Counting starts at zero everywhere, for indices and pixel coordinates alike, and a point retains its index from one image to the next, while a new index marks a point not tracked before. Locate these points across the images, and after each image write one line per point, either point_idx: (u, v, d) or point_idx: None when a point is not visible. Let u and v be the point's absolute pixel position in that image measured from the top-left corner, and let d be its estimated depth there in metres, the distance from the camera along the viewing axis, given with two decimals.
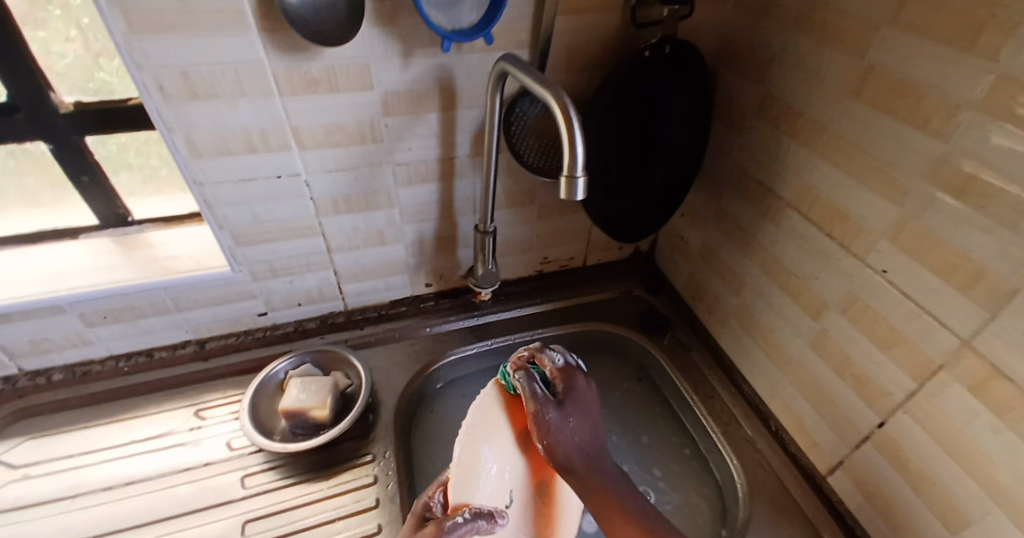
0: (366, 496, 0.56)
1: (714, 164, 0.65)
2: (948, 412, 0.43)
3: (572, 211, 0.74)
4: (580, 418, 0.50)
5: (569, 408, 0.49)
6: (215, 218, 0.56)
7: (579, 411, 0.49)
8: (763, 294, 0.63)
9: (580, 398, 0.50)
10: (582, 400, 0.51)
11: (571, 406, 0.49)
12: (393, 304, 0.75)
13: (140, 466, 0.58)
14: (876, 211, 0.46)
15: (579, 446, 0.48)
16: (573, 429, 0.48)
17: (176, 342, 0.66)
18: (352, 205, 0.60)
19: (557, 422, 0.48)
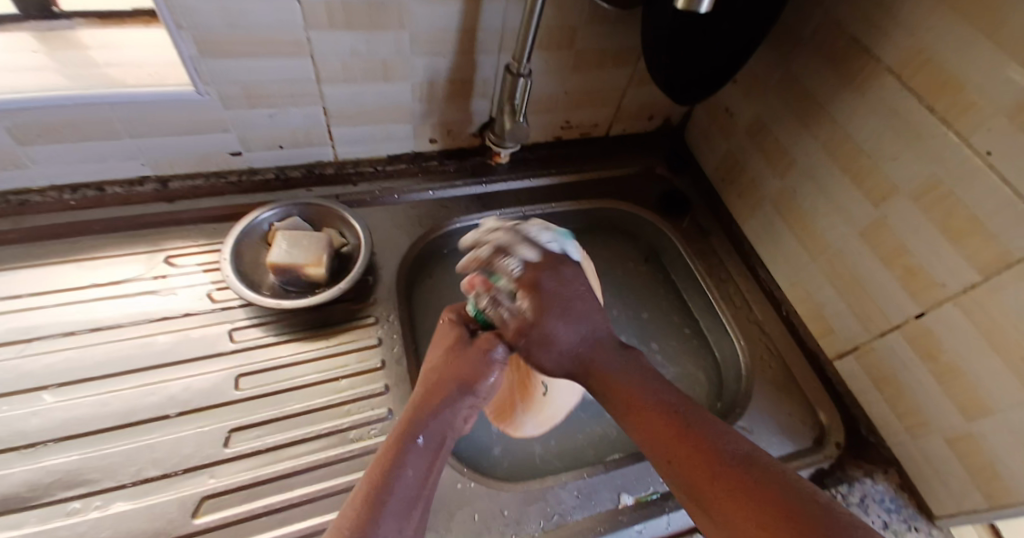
0: (372, 357, 0.52)
1: (797, 17, 0.54)
2: (1008, 310, 0.40)
3: (610, 64, 0.62)
4: (564, 319, 0.41)
5: (550, 299, 0.41)
6: (172, 12, 0.42)
7: (561, 303, 0.41)
8: (815, 177, 0.56)
9: (562, 282, 0.42)
10: (573, 288, 0.42)
11: (564, 287, 0.42)
12: (392, 159, 0.65)
13: (104, 313, 0.51)
14: (1003, 77, 0.37)
15: (565, 353, 0.41)
16: (558, 340, 0.41)
17: (132, 177, 0.56)
18: (352, 18, 0.47)
19: (534, 336, 0.41)
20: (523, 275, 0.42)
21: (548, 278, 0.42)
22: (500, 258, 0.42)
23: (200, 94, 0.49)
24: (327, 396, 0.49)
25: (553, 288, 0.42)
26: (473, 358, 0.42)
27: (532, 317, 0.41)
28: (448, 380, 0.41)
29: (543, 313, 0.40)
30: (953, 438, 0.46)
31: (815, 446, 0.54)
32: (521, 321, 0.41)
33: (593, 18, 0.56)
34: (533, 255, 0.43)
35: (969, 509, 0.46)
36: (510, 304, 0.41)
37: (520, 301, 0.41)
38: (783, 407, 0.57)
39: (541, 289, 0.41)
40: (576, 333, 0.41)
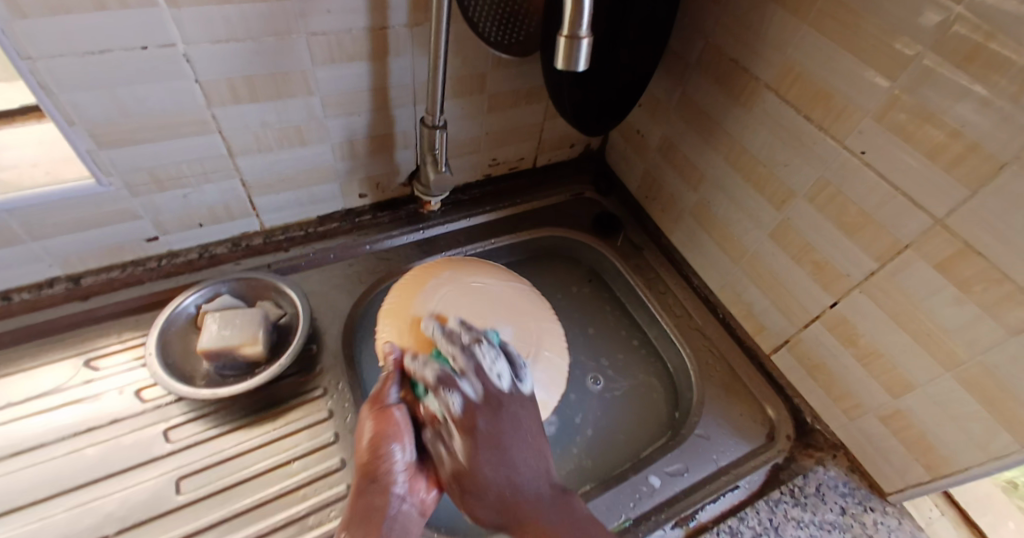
0: (323, 431, 0.51)
1: (685, 43, 0.58)
2: (909, 291, 0.44)
3: (525, 102, 0.65)
4: (523, 452, 0.41)
5: (505, 436, 0.40)
6: (59, 109, 0.41)
7: (495, 443, 0.40)
8: (724, 187, 0.60)
9: (532, 421, 0.42)
10: (518, 423, 0.41)
11: (495, 429, 0.40)
12: (321, 220, 0.64)
13: (24, 433, 0.47)
14: (864, 87, 0.42)
15: (512, 492, 0.39)
16: (517, 473, 0.40)
17: (39, 281, 0.52)
18: (257, 91, 0.47)
19: (484, 446, 0.39)
20: (467, 405, 0.40)
21: (504, 412, 0.41)
22: (458, 375, 0.41)
23: (102, 186, 0.47)
24: (279, 483, 0.47)
25: (496, 422, 0.40)
26: (375, 426, 0.40)
27: (484, 435, 0.39)
28: (364, 457, 0.40)
29: (496, 438, 0.40)
30: (886, 415, 0.50)
31: (768, 441, 0.57)
32: (454, 465, 0.39)
33: (499, 63, 0.58)
34: (478, 390, 0.41)
35: (913, 481, 0.50)
36: (448, 448, 0.40)
37: (456, 427, 0.39)
38: (733, 409, 0.60)
39: (477, 426, 0.40)
40: (524, 474, 0.40)
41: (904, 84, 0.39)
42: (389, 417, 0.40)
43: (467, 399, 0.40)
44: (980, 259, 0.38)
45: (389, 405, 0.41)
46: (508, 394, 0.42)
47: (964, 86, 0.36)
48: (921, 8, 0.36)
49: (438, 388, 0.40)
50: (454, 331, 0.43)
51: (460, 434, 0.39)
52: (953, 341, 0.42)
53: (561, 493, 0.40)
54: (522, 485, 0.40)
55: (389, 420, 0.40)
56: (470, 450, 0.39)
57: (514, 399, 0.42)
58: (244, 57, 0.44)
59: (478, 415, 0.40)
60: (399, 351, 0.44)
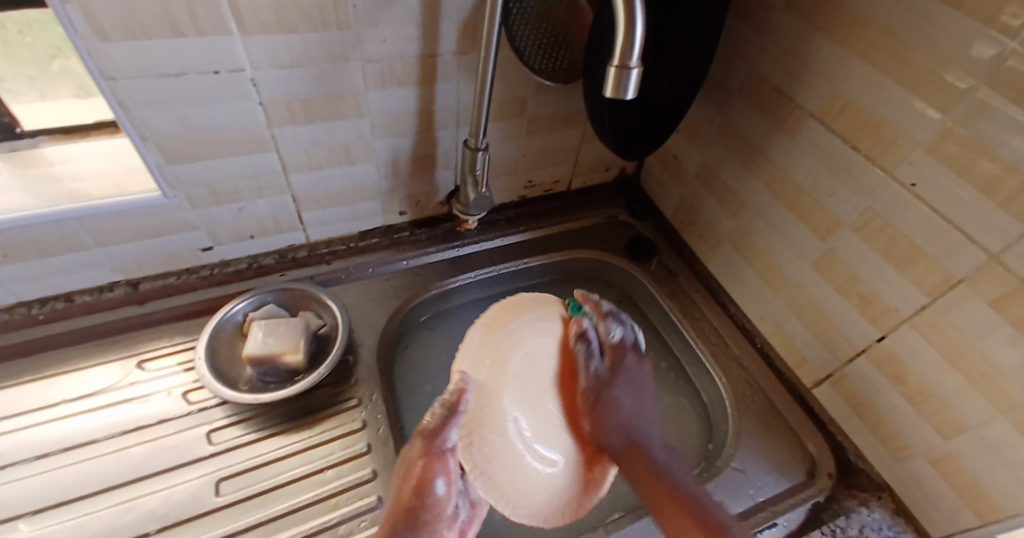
0: (357, 442, 0.51)
1: (726, 70, 0.59)
2: (962, 328, 0.42)
3: (563, 126, 0.67)
4: (641, 399, 0.47)
5: (630, 377, 0.48)
6: (134, 126, 0.44)
7: (632, 381, 0.48)
8: (765, 215, 0.59)
9: (642, 377, 0.49)
10: (638, 376, 0.48)
11: (619, 381, 0.47)
12: (364, 235, 0.66)
13: (78, 429, 0.50)
14: (916, 119, 0.41)
15: (627, 425, 0.45)
16: (631, 418, 0.46)
17: (101, 284, 0.55)
18: (313, 112, 0.50)
19: (623, 386, 0.47)
20: (614, 343, 0.49)
21: (630, 360, 0.49)
22: (605, 320, 0.51)
23: (166, 198, 0.50)
24: (313, 491, 0.48)
25: (625, 382, 0.47)
26: (423, 466, 0.42)
27: (621, 383, 0.47)
28: (406, 498, 0.41)
29: (632, 387, 0.47)
30: (935, 457, 0.48)
31: (807, 478, 0.55)
32: (598, 381, 0.47)
33: (540, 88, 0.60)
34: (620, 334, 0.50)
35: (966, 528, 0.47)
36: (597, 364, 0.48)
37: (608, 347, 0.49)
38: (771, 443, 0.58)
39: (621, 360, 0.48)
40: (642, 419, 0.46)
41: (957, 116, 0.38)
42: (442, 464, 0.43)
43: (614, 342, 0.49)
44: None
45: (444, 450, 0.43)
46: (623, 343, 0.49)
47: (1021, 120, 0.35)
48: (974, 41, 0.36)
49: (576, 328, 0.50)
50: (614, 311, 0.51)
51: (607, 368, 0.48)
52: (1010, 382, 0.40)
53: (671, 452, 0.45)
54: (634, 428, 0.46)
55: (440, 466, 0.42)
56: (614, 380, 0.47)
57: (642, 356, 0.50)
58: (305, 80, 0.47)
59: (620, 355, 0.49)
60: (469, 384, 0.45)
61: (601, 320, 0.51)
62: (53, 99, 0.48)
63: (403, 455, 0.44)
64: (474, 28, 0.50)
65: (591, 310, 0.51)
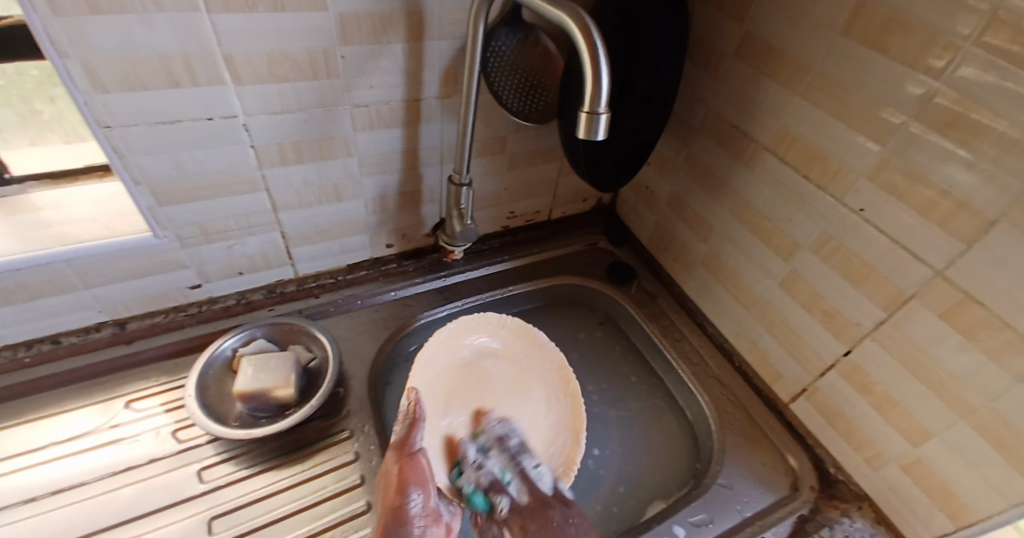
0: (350, 474, 0.52)
1: (686, 108, 0.64)
2: (916, 339, 0.46)
3: (542, 160, 0.70)
4: (571, 536, 0.46)
5: (553, 532, 0.46)
6: (128, 171, 0.45)
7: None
8: (732, 238, 0.63)
9: (554, 511, 0.48)
10: (564, 522, 0.47)
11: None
12: (351, 268, 0.68)
13: (63, 472, 0.49)
14: (858, 151, 0.46)
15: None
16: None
17: (88, 325, 0.56)
18: (303, 154, 0.52)
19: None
20: (530, 494, 0.49)
21: (551, 510, 0.48)
22: (497, 448, 0.53)
23: (156, 239, 0.52)
24: (307, 525, 0.48)
25: (544, 516, 0.48)
26: (400, 472, 0.43)
27: (536, 535, 0.46)
28: (390, 498, 0.41)
29: (547, 537, 0.46)
30: (906, 463, 0.50)
31: (791, 492, 0.57)
32: (528, 506, 0.48)
33: (518, 127, 0.63)
34: (524, 495, 0.49)
35: (938, 530, 0.50)
36: (513, 494, 0.49)
37: (506, 526, 0.47)
38: (755, 458, 0.60)
39: (536, 522, 0.47)
40: None
41: (892, 148, 0.43)
42: (416, 463, 0.43)
43: (506, 510, 0.47)
44: (980, 308, 0.40)
45: (415, 452, 0.44)
46: (535, 493, 0.49)
47: (949, 149, 0.39)
48: (901, 82, 0.41)
49: (473, 478, 0.50)
50: (504, 436, 0.54)
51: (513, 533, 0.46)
52: (964, 387, 0.43)
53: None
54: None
55: (416, 470, 0.43)
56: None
57: (569, 507, 0.49)
58: (297, 126, 0.50)
59: (525, 519, 0.47)
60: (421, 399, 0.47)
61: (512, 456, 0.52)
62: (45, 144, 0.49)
63: (382, 484, 0.43)
64: (454, 74, 0.53)
65: (474, 480, 0.50)
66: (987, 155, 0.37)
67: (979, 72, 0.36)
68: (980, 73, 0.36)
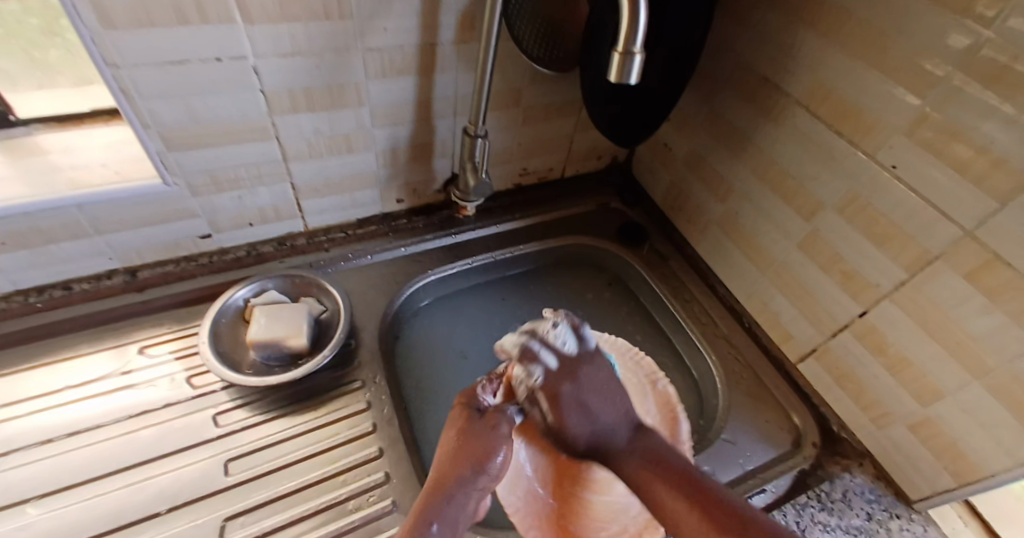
0: (362, 421, 0.53)
1: (715, 61, 0.61)
2: (937, 300, 0.45)
3: (558, 115, 0.68)
4: (601, 393, 0.44)
5: (586, 389, 0.44)
6: (138, 113, 0.44)
7: (580, 405, 0.44)
8: (751, 199, 0.62)
9: (590, 368, 0.45)
10: (599, 379, 0.45)
11: (575, 404, 0.44)
12: (361, 222, 0.67)
13: (81, 414, 0.50)
14: (896, 106, 0.44)
15: (593, 433, 0.43)
16: (597, 414, 0.44)
17: (99, 272, 0.56)
18: (314, 100, 0.50)
19: (570, 407, 0.43)
20: (559, 361, 0.45)
21: (582, 376, 0.44)
22: (525, 361, 0.45)
23: (167, 186, 0.51)
24: (321, 468, 0.49)
25: (573, 383, 0.44)
26: (461, 439, 0.40)
27: (571, 397, 0.43)
28: (450, 458, 0.39)
29: (581, 399, 0.44)
30: (915, 425, 0.51)
31: (793, 447, 0.58)
32: (562, 369, 0.44)
33: (535, 78, 0.61)
34: (555, 362, 0.45)
35: (940, 489, 0.50)
36: (537, 373, 0.44)
37: (540, 392, 0.44)
38: (760, 417, 0.60)
39: (569, 392, 0.44)
40: (606, 420, 0.44)
41: (932, 102, 0.41)
42: (485, 429, 0.41)
43: (540, 380, 0.44)
44: (1008, 269, 0.39)
45: (486, 427, 0.41)
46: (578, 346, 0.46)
47: (993, 103, 0.37)
48: (949, 30, 0.38)
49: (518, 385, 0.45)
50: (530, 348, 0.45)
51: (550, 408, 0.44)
52: (982, 350, 0.43)
53: (637, 431, 0.44)
54: (603, 430, 0.44)
55: (485, 439, 0.40)
56: (559, 411, 0.44)
57: (596, 355, 0.46)
58: (308, 70, 0.48)
59: (561, 383, 0.44)
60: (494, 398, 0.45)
61: (526, 338, 0.46)
62: (50, 86, 0.48)
63: (446, 426, 0.43)
64: (471, 19, 0.51)
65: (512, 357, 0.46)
66: None
67: None
68: None
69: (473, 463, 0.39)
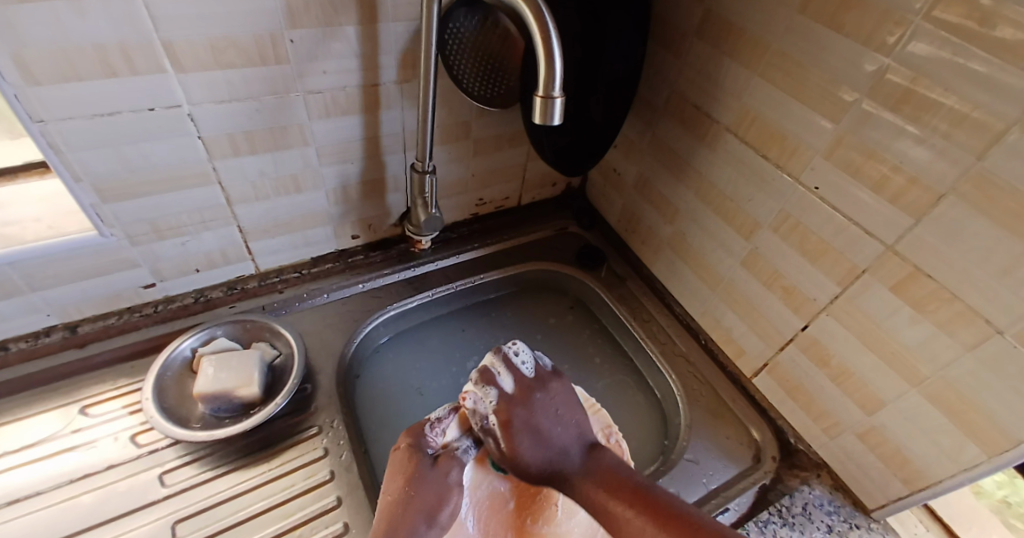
0: (319, 470, 0.51)
1: (651, 89, 0.63)
2: (869, 312, 0.47)
3: (508, 145, 0.69)
4: (554, 418, 0.47)
5: (538, 416, 0.46)
6: (68, 167, 0.43)
7: (534, 431, 0.46)
8: (696, 220, 0.64)
9: (547, 399, 0.47)
10: (555, 408, 0.47)
11: (531, 426, 0.45)
12: (315, 261, 0.66)
13: (16, 484, 0.47)
14: (816, 130, 0.46)
15: (550, 454, 0.46)
16: (553, 439, 0.46)
17: (36, 330, 0.53)
18: (256, 144, 0.50)
19: (521, 433, 0.45)
20: (517, 383, 0.47)
21: (537, 402, 0.47)
22: (480, 384, 0.46)
23: (104, 237, 0.49)
24: (276, 524, 0.48)
25: (528, 409, 0.46)
26: (409, 483, 0.40)
27: (522, 423, 0.45)
28: (399, 497, 0.39)
29: (534, 426, 0.46)
30: (862, 431, 0.52)
31: (754, 463, 0.59)
32: (513, 397, 0.46)
33: (482, 111, 0.62)
34: (512, 384, 0.47)
35: (893, 494, 0.52)
36: (495, 393, 0.46)
37: (494, 416, 0.45)
38: (721, 433, 0.61)
39: (524, 414, 0.46)
40: (559, 440, 0.46)
41: (847, 126, 0.44)
42: (435, 477, 0.41)
43: (495, 402, 0.46)
44: (930, 280, 0.42)
45: (433, 474, 0.41)
46: (538, 368, 0.49)
47: (900, 126, 0.40)
48: (856, 59, 0.41)
49: (473, 421, 0.46)
50: (478, 403, 0.45)
51: (501, 436, 0.45)
52: (914, 357, 0.45)
53: (591, 449, 0.47)
54: (559, 451, 0.46)
55: (439, 487, 0.41)
56: (510, 438, 0.45)
57: (551, 382, 0.49)
58: (248, 114, 0.48)
59: (513, 408, 0.45)
60: (479, 402, 0.46)
61: (482, 418, 0.45)
62: None
63: (389, 469, 0.42)
64: (413, 58, 0.52)
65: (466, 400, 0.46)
66: (937, 131, 0.38)
67: (928, 47, 0.36)
68: (930, 48, 0.36)
69: (426, 517, 0.39)
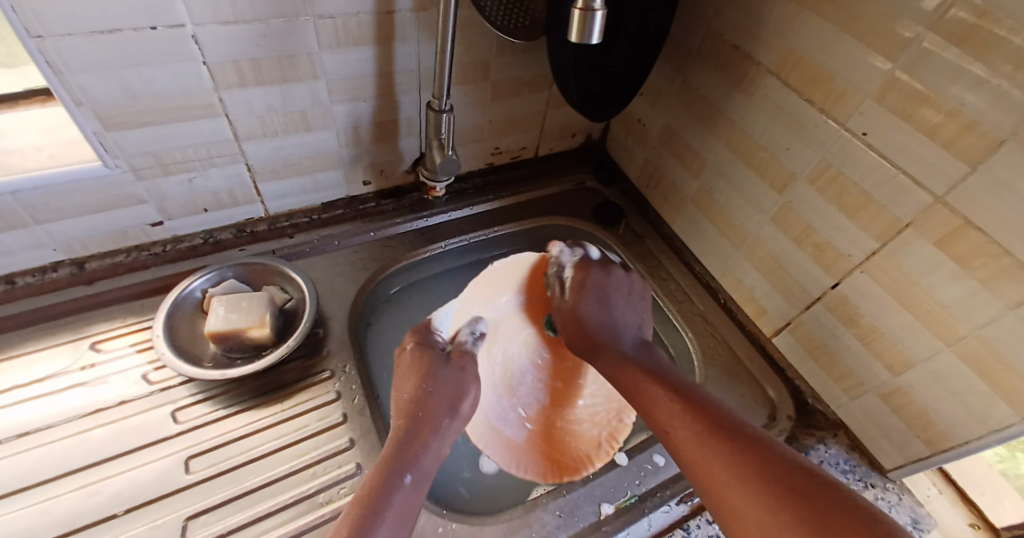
0: (331, 413, 0.51)
1: (685, 31, 0.59)
2: (908, 268, 0.45)
3: (528, 90, 0.66)
4: (623, 298, 0.57)
5: (612, 288, 0.57)
6: (67, 90, 0.41)
7: (602, 297, 0.56)
8: (724, 172, 0.61)
9: (619, 287, 0.57)
10: (629, 296, 0.57)
11: (604, 291, 0.57)
12: (326, 207, 0.64)
13: (30, 415, 0.47)
14: (867, 70, 0.42)
15: (606, 323, 0.55)
16: (615, 309, 0.56)
17: (44, 264, 0.52)
18: (263, 74, 0.47)
19: (591, 294, 0.57)
20: (603, 259, 0.61)
21: (609, 278, 0.58)
22: (578, 249, 0.61)
23: (108, 168, 0.47)
24: (289, 462, 0.47)
25: (603, 278, 0.58)
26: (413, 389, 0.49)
27: (593, 286, 0.57)
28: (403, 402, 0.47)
29: (603, 293, 0.57)
30: (886, 393, 0.51)
31: (770, 420, 0.58)
32: (593, 264, 0.60)
33: (501, 50, 0.59)
34: (592, 258, 0.61)
35: (913, 457, 0.51)
36: (569, 263, 0.61)
37: (573, 274, 0.59)
38: (737, 392, 0.60)
39: (596, 280, 0.58)
40: (619, 318, 0.55)
41: (903, 65, 0.40)
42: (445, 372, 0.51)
43: (573, 268, 0.60)
44: (978, 234, 0.39)
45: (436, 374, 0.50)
46: (605, 261, 0.61)
47: (963, 65, 0.36)
48: None
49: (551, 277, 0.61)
50: (560, 264, 0.61)
51: (573, 294, 0.58)
52: (952, 316, 0.43)
53: (644, 342, 0.54)
54: (614, 325, 0.55)
55: (442, 382, 0.49)
56: (580, 296, 0.57)
57: (628, 271, 0.60)
58: (253, 41, 0.44)
59: (589, 273, 0.59)
60: (569, 256, 0.61)
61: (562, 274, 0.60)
62: None
63: (405, 371, 0.51)
64: None
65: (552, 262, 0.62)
66: (1002, 70, 0.34)
67: None
68: None
69: (446, 407, 0.48)
